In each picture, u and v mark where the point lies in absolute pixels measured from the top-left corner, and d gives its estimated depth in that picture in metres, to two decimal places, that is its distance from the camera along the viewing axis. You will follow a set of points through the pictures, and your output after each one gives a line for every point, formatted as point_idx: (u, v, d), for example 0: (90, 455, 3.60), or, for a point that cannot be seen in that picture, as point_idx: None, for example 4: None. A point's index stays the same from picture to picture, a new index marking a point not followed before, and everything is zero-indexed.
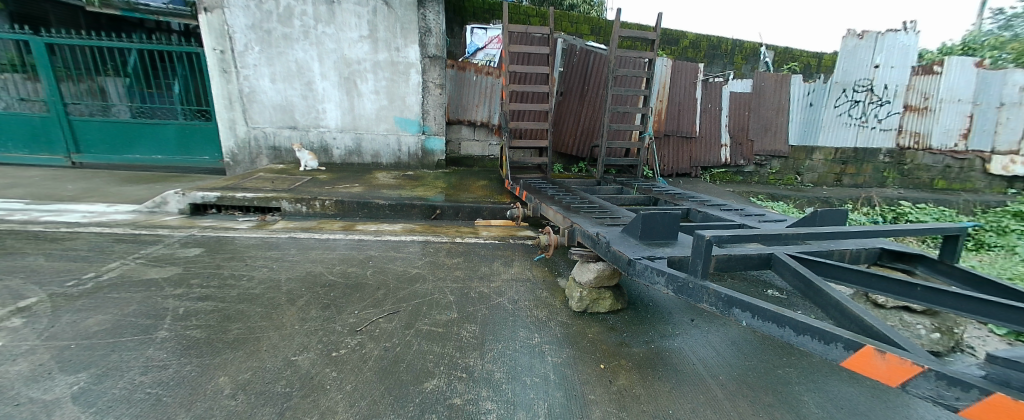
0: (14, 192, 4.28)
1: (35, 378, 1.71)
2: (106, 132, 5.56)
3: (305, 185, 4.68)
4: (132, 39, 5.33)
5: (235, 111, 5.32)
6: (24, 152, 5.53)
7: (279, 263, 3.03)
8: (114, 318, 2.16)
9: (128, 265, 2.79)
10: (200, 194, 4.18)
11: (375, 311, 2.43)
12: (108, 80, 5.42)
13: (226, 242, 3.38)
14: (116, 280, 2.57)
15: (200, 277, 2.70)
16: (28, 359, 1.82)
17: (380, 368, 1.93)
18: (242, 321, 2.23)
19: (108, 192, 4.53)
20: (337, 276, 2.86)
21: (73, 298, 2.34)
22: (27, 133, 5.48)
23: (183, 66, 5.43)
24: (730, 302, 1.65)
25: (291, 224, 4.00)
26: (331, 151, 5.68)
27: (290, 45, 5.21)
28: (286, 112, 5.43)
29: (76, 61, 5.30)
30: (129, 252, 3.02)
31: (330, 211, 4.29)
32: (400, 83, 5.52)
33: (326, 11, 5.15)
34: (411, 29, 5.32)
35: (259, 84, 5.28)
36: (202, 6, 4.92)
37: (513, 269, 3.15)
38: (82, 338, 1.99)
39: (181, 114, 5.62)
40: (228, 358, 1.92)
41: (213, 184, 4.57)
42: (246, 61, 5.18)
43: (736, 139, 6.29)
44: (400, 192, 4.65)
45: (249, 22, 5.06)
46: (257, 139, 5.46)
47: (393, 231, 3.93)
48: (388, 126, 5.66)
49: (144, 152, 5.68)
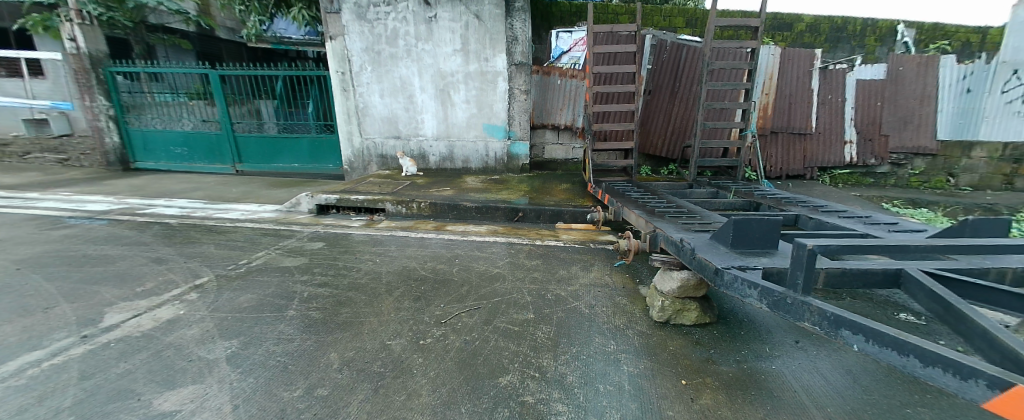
0: (196, 194, 5.47)
1: (204, 340, 2.15)
2: (259, 146, 6.79)
3: (405, 188, 5.19)
4: (279, 68, 6.39)
5: (352, 125, 6.11)
6: (204, 162, 7.00)
7: (381, 257, 3.42)
8: (258, 297, 2.65)
9: (270, 254, 3.41)
10: (323, 196, 4.86)
11: (458, 305, 2.62)
12: (262, 102, 6.57)
13: (342, 238, 3.92)
14: (261, 267, 3.15)
15: (320, 266, 3.19)
16: (199, 324, 2.32)
17: (459, 358, 2.08)
18: (350, 306, 2.58)
19: (258, 194, 5.53)
20: (428, 272, 3.13)
21: (232, 279, 2.92)
22: (206, 147, 6.91)
23: (317, 88, 6.38)
24: (837, 322, 1.45)
25: (392, 223, 4.48)
26: (427, 158, 6.19)
27: (395, 63, 5.81)
28: (391, 124, 6.06)
29: (240, 88, 6.55)
30: (272, 243, 3.68)
31: (425, 212, 4.70)
32: (488, 91, 5.80)
33: (424, 30, 5.63)
34: (500, 39, 5.56)
35: (370, 100, 5.98)
36: (329, 35, 5.78)
37: (592, 274, 3.12)
38: (236, 311, 2.48)
39: (313, 129, 6.61)
40: (338, 337, 2.24)
41: (333, 188, 5.29)
42: (361, 80, 5.91)
43: (864, 134, 5.37)
44: (486, 195, 4.90)
45: (363, 46, 5.76)
46: (368, 149, 6.20)
47: (479, 232, 4.16)
48: (477, 133, 5.99)
49: (285, 162, 6.82)
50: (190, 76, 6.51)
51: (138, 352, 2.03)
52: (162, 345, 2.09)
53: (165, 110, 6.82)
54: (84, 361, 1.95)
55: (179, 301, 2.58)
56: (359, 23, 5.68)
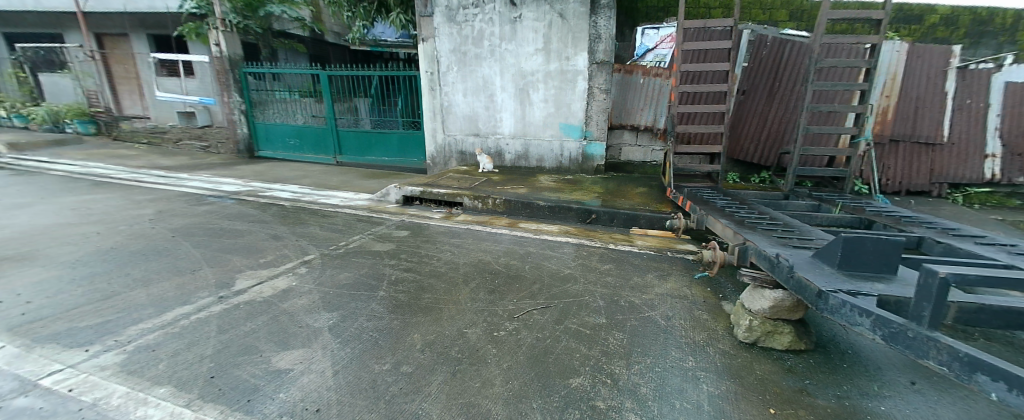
0: (302, 181, 6.18)
1: (312, 310, 2.45)
2: (356, 140, 7.48)
3: (481, 184, 5.38)
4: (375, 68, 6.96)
5: (436, 122, 6.47)
6: (309, 153, 7.88)
7: (459, 249, 3.61)
8: (353, 277, 2.94)
9: (363, 239, 3.76)
10: (408, 188, 5.22)
11: (530, 302, 2.68)
12: (360, 100, 7.21)
13: (423, 228, 4.19)
14: (355, 249, 3.49)
15: (405, 253, 3.46)
16: (306, 296, 2.63)
17: (530, 354, 2.13)
18: (431, 292, 2.76)
19: (352, 184, 6.10)
20: (501, 266, 3.24)
21: (331, 259, 3.28)
22: (312, 140, 7.77)
23: (405, 87, 6.83)
24: (973, 365, 1.24)
25: (468, 217, 4.68)
26: (503, 156, 6.34)
27: (479, 63, 6.03)
28: (472, 121, 6.31)
29: (342, 87, 7.25)
30: (364, 229, 4.05)
31: (499, 208, 4.83)
32: (567, 90, 5.78)
33: (509, 30, 5.77)
34: (582, 37, 5.51)
35: (454, 98, 6.28)
36: (422, 37, 6.18)
37: (669, 284, 2.99)
38: (336, 287, 2.78)
39: (402, 125, 7.12)
40: (420, 320, 2.41)
41: (417, 181, 5.65)
42: (447, 79, 6.23)
43: (1011, 147, 4.51)
44: (559, 195, 4.91)
45: (451, 47, 6.07)
46: (449, 145, 6.53)
47: (551, 231, 4.19)
48: (553, 132, 6.01)
49: (376, 155, 7.43)
50: (303, 76, 7.36)
51: (260, 315, 2.36)
52: (279, 311, 2.42)
53: (283, 106, 7.79)
54: (222, 316, 2.32)
55: (291, 274, 2.96)
56: (449, 25, 5.99)
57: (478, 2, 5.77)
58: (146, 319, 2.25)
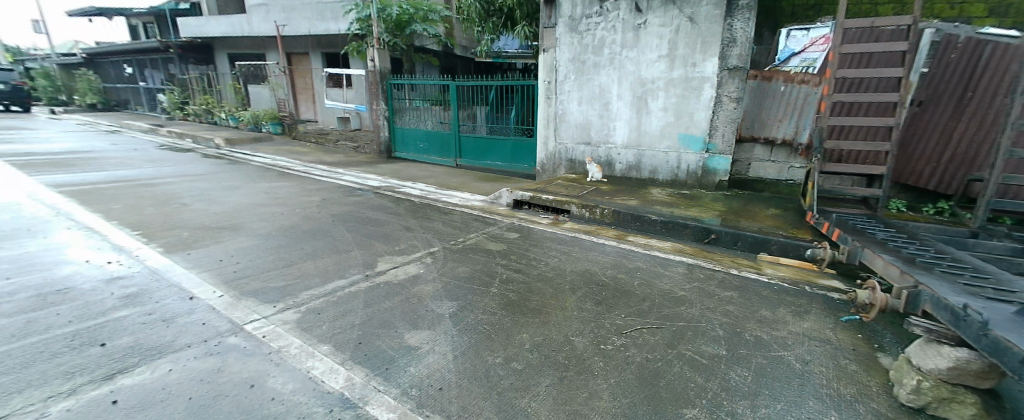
0: (427, 180, 6.87)
1: (436, 297, 2.72)
2: (474, 144, 8.05)
3: (590, 193, 5.35)
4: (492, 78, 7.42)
5: (549, 130, 6.63)
6: (434, 155, 8.74)
7: (566, 256, 3.66)
8: (469, 272, 3.19)
9: (479, 237, 4.05)
10: (519, 193, 5.44)
11: (639, 319, 2.59)
12: (478, 108, 7.75)
13: (532, 232, 4.34)
14: (472, 246, 3.77)
15: (516, 254, 3.63)
16: (430, 283, 2.94)
17: (639, 374, 2.06)
18: (539, 295, 2.85)
19: (468, 185, 6.59)
20: (608, 278, 3.20)
21: (451, 252, 3.60)
22: (437, 143, 8.61)
23: (519, 97, 7.19)
24: None
25: (575, 225, 4.70)
26: (614, 165, 6.21)
27: (598, 71, 6.01)
28: (585, 130, 6.32)
29: (465, 95, 7.88)
30: (479, 228, 4.35)
31: (607, 219, 4.74)
32: (690, 99, 5.43)
33: (631, 37, 5.65)
34: (713, 42, 5.13)
35: (570, 106, 6.36)
36: (543, 47, 6.40)
37: (806, 322, 2.62)
38: (455, 279, 3.04)
39: (513, 132, 7.48)
40: (529, 321, 2.51)
41: (528, 187, 5.85)
42: (564, 88, 6.35)
43: None
44: (673, 210, 4.64)
45: (571, 56, 6.17)
46: (560, 152, 6.63)
47: (663, 248, 3.98)
48: (671, 143, 5.69)
49: (491, 160, 7.90)
50: (434, 86, 8.22)
51: (395, 295, 2.71)
52: (409, 294, 2.74)
53: (416, 113, 8.75)
54: (366, 292, 2.72)
55: (419, 262, 3.34)
56: (570, 35, 6.11)
57: (602, 10, 5.78)
58: (313, 286, 2.75)
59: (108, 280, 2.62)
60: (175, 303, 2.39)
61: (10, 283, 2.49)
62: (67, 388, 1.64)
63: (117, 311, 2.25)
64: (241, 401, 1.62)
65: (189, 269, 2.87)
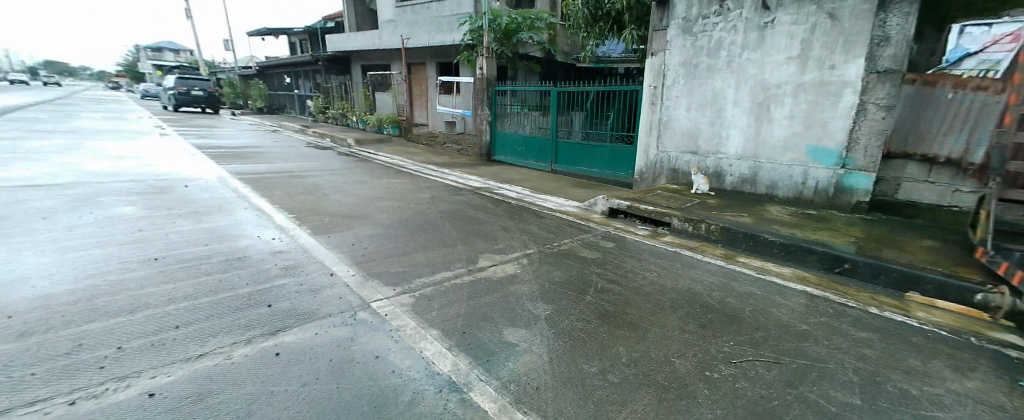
0: (524, 183, 7.07)
1: (532, 298, 2.80)
2: (570, 150, 8.04)
3: (695, 207, 5.00)
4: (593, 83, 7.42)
5: (651, 137, 6.35)
6: (530, 159, 8.94)
7: (666, 271, 3.48)
8: (565, 277, 3.22)
9: (574, 243, 4.06)
10: (617, 201, 5.31)
11: (751, 349, 2.36)
12: (575, 113, 7.77)
13: (629, 243, 4.20)
14: (567, 251, 3.80)
15: (612, 264, 3.56)
16: (527, 284, 3.03)
17: (750, 409, 1.88)
18: (636, 309, 2.77)
19: (564, 191, 6.62)
20: (714, 300, 2.96)
21: (547, 256, 3.66)
22: (534, 147, 8.79)
23: (619, 101, 7.12)
24: None
25: (676, 240, 4.43)
26: (724, 178, 5.72)
27: (712, 75, 5.58)
28: (691, 138, 5.91)
29: (564, 101, 7.94)
30: (574, 234, 4.35)
31: (713, 235, 4.39)
32: (824, 106, 4.76)
33: (755, 38, 5.15)
34: (860, 41, 4.45)
35: (676, 113, 6.00)
36: (651, 51, 6.16)
37: (971, 382, 2.13)
38: (551, 282, 3.10)
39: (610, 137, 7.35)
40: (627, 335, 2.45)
41: (625, 196, 5.67)
42: (671, 93, 6.02)
43: None
44: (795, 232, 4.11)
45: (682, 59, 5.82)
46: (662, 161, 6.31)
47: (780, 273, 3.56)
48: (795, 156, 5.05)
49: (587, 166, 7.81)
50: (535, 91, 8.44)
51: (494, 291, 2.86)
52: (507, 292, 2.86)
53: (516, 118, 9.03)
54: (469, 286, 2.91)
55: (516, 262, 3.46)
56: (683, 37, 5.77)
57: (723, 10, 5.36)
58: (424, 275, 3.03)
59: (272, 253, 3.20)
60: (319, 277, 2.83)
61: (211, 248, 3.18)
62: (246, 337, 2.05)
63: (278, 279, 2.74)
64: (369, 370, 1.86)
65: (329, 250, 3.38)
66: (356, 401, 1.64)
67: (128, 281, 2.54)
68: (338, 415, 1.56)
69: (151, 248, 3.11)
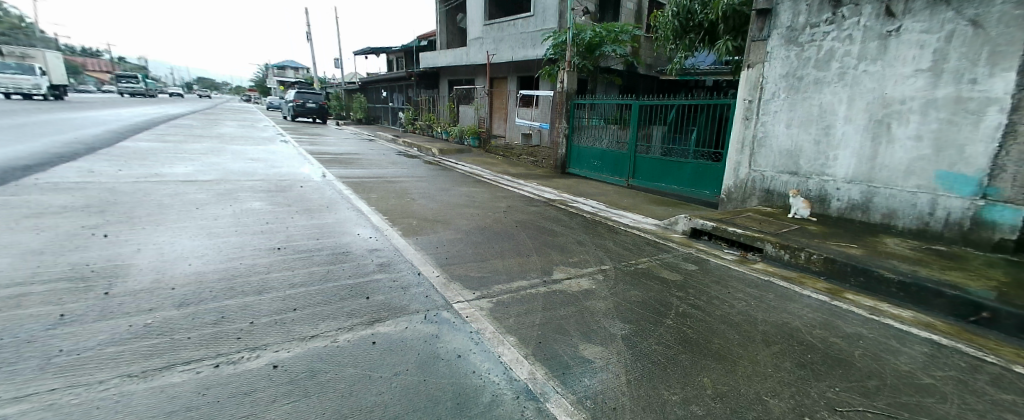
0: (601, 198, 6.97)
1: (608, 316, 2.74)
2: (649, 166, 7.74)
3: (793, 233, 4.52)
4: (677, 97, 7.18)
5: (744, 155, 5.90)
6: (605, 173, 8.75)
7: (756, 301, 3.18)
8: (643, 297, 3.10)
9: (653, 262, 3.90)
10: (701, 221, 4.99)
11: (862, 399, 2.05)
12: (657, 127, 7.53)
13: (713, 267, 3.93)
14: (646, 271, 3.66)
15: (695, 288, 3.35)
16: (603, 301, 2.97)
17: None
18: (722, 339, 2.56)
19: (642, 207, 6.40)
20: (815, 339, 2.64)
21: (624, 273, 3.56)
22: (610, 162, 8.60)
23: (704, 116, 6.79)
24: None
25: (769, 268, 4.04)
26: (829, 202, 5.10)
27: (820, 89, 5.05)
28: (791, 157, 5.37)
29: (646, 115, 7.72)
30: (653, 254, 4.18)
31: (815, 267, 3.92)
32: (963, 126, 4.06)
33: (875, 47, 4.57)
34: (1012, 51, 3.74)
35: (775, 129, 5.51)
36: (748, 63, 5.76)
37: None
38: (628, 301, 3.00)
39: (692, 154, 7.02)
40: (711, 365, 2.28)
41: (711, 216, 5.31)
42: (769, 108, 5.54)
43: None
44: (920, 270, 3.53)
45: (783, 71, 5.36)
46: (754, 181, 5.81)
47: (899, 316, 3.06)
48: (921, 181, 4.35)
49: (666, 183, 7.46)
50: (614, 105, 8.30)
51: (570, 305, 2.85)
52: (583, 307, 2.84)
53: (594, 131, 8.94)
54: (544, 297, 2.93)
55: (592, 277, 3.42)
56: (787, 47, 5.30)
57: (836, 18, 4.85)
58: (502, 282, 3.13)
59: (369, 250, 3.54)
60: (408, 275, 3.06)
61: (322, 242, 3.60)
62: (348, 323, 2.28)
63: (374, 274, 3.02)
64: (452, 367, 1.97)
65: (417, 250, 3.64)
66: (441, 395, 1.75)
67: (258, 266, 2.98)
68: (425, 406, 1.67)
69: (275, 238, 3.61)
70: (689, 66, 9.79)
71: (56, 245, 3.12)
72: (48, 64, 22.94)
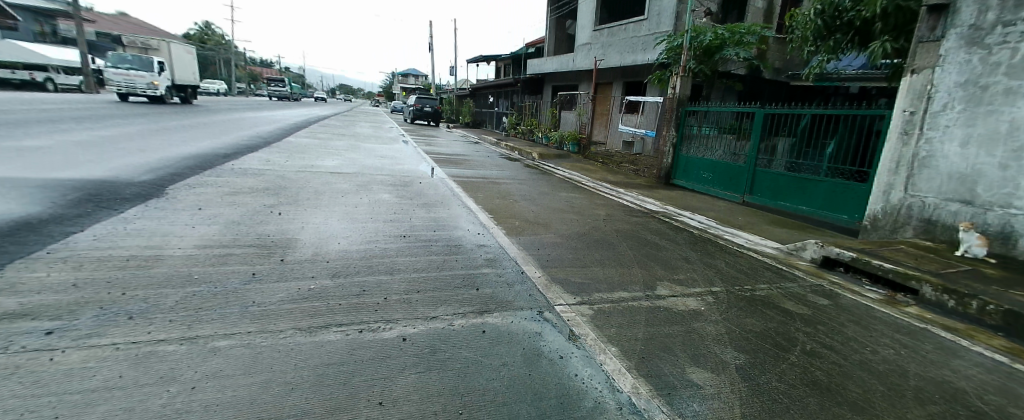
0: (711, 213, 6.48)
1: (719, 342, 2.55)
2: (770, 182, 6.94)
3: (965, 275, 3.66)
4: (811, 105, 6.41)
5: (897, 176, 4.95)
6: (715, 187, 8.06)
7: (905, 351, 2.67)
8: (762, 327, 2.81)
9: (773, 290, 3.52)
10: (835, 249, 4.32)
11: None
12: (782, 139, 6.76)
13: (850, 303, 3.40)
14: (764, 299, 3.31)
15: (825, 326, 2.92)
16: (715, 325, 2.77)
17: None
18: (862, 388, 2.19)
19: (761, 227, 5.78)
20: (988, 406, 2.12)
21: (738, 298, 3.27)
22: (723, 175, 7.90)
23: (844, 126, 5.95)
24: None
25: (925, 314, 3.34)
26: (1018, 243, 4.02)
27: (1013, 100, 4.02)
28: (965, 183, 4.36)
29: (771, 124, 7.00)
30: (773, 280, 3.77)
31: (993, 320, 3.14)
32: None
33: None
34: None
35: (943, 148, 4.52)
36: (911, 68, 4.85)
37: None
38: (743, 330, 2.74)
39: (825, 171, 6.16)
40: (845, 414, 1.95)
41: (849, 245, 4.57)
42: (938, 121, 4.57)
43: None
44: None
45: (961, 79, 4.40)
46: (910, 208, 4.83)
47: None
48: None
49: (791, 202, 6.62)
50: (732, 113, 7.66)
51: (676, 324, 2.72)
52: (692, 328, 2.69)
53: (705, 141, 8.32)
54: (647, 312, 2.84)
55: (701, 298, 3.21)
56: (969, 50, 4.34)
57: None
58: (604, 290, 3.11)
59: (478, 245, 3.79)
60: (512, 273, 3.22)
61: (438, 234, 3.97)
62: (462, 310, 2.50)
63: (482, 268, 3.24)
64: (556, 367, 2.03)
65: (521, 250, 3.80)
66: (544, 392, 1.82)
67: (388, 249, 3.41)
68: (532, 400, 1.76)
69: (400, 227, 4.08)
70: (829, 70, 8.55)
71: (246, 218, 3.95)
72: (162, 54, 20.91)
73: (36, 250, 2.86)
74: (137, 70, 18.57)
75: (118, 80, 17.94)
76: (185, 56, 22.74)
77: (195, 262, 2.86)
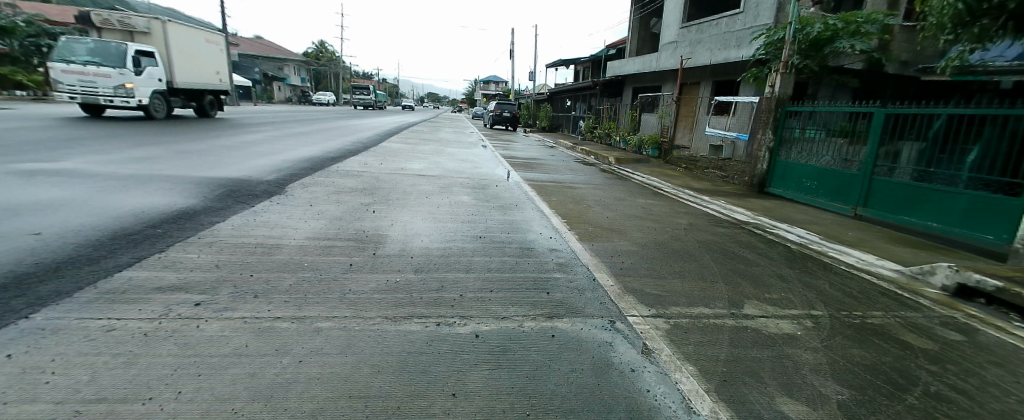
0: (814, 227, 5.77)
1: (818, 372, 2.27)
2: (891, 194, 5.99)
3: None
4: (949, 104, 5.47)
5: None
6: (819, 197, 7.16)
7: None
8: (874, 360, 2.45)
9: (889, 319, 3.05)
10: (976, 276, 3.60)
11: None
12: (906, 144, 5.82)
13: (996, 342, 2.81)
14: (877, 328, 2.89)
15: (957, 366, 2.45)
16: (812, 353, 2.48)
17: None
18: None
19: (878, 246, 5.01)
20: None
21: (843, 325, 2.89)
22: (829, 184, 6.99)
23: (995, 129, 5.00)
24: None
25: None
26: None
27: None
28: None
29: (894, 127, 6.08)
30: (890, 308, 3.26)
31: None
32: None
33: None
34: None
35: None
36: None
37: None
38: (849, 362, 2.41)
39: (965, 182, 5.19)
40: None
41: (998, 273, 3.76)
42: None
43: None
44: None
45: None
46: None
47: None
48: None
49: (917, 218, 5.64)
50: (844, 114, 6.78)
51: (765, 348, 2.49)
52: (784, 354, 2.44)
53: (808, 145, 7.46)
54: (731, 331, 2.64)
55: (797, 321, 2.89)
56: None
57: None
58: (681, 304, 2.96)
59: (550, 249, 3.83)
60: (584, 279, 3.21)
61: (512, 236, 4.09)
62: (532, 313, 2.55)
63: (553, 272, 3.28)
64: (626, 380, 1.99)
65: (594, 257, 3.76)
66: (614, 405, 1.79)
67: (465, 249, 3.60)
68: (601, 411, 1.74)
69: (476, 228, 4.27)
70: (977, 60, 7.14)
71: (346, 214, 4.44)
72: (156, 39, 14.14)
73: (189, 236, 3.51)
74: (99, 64, 12.29)
75: (74, 82, 11.98)
76: (185, 41, 15.05)
77: (304, 252, 3.29)
